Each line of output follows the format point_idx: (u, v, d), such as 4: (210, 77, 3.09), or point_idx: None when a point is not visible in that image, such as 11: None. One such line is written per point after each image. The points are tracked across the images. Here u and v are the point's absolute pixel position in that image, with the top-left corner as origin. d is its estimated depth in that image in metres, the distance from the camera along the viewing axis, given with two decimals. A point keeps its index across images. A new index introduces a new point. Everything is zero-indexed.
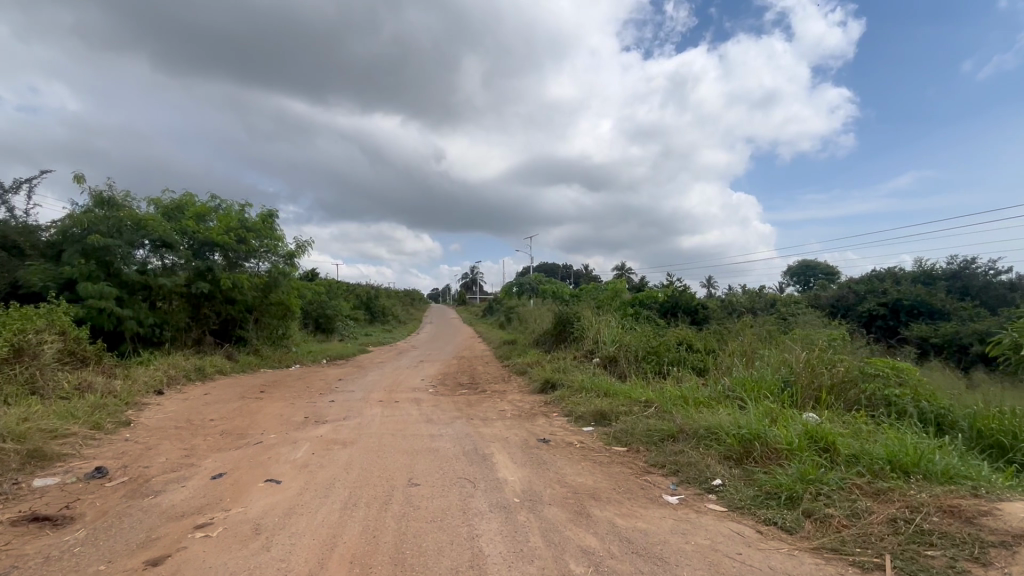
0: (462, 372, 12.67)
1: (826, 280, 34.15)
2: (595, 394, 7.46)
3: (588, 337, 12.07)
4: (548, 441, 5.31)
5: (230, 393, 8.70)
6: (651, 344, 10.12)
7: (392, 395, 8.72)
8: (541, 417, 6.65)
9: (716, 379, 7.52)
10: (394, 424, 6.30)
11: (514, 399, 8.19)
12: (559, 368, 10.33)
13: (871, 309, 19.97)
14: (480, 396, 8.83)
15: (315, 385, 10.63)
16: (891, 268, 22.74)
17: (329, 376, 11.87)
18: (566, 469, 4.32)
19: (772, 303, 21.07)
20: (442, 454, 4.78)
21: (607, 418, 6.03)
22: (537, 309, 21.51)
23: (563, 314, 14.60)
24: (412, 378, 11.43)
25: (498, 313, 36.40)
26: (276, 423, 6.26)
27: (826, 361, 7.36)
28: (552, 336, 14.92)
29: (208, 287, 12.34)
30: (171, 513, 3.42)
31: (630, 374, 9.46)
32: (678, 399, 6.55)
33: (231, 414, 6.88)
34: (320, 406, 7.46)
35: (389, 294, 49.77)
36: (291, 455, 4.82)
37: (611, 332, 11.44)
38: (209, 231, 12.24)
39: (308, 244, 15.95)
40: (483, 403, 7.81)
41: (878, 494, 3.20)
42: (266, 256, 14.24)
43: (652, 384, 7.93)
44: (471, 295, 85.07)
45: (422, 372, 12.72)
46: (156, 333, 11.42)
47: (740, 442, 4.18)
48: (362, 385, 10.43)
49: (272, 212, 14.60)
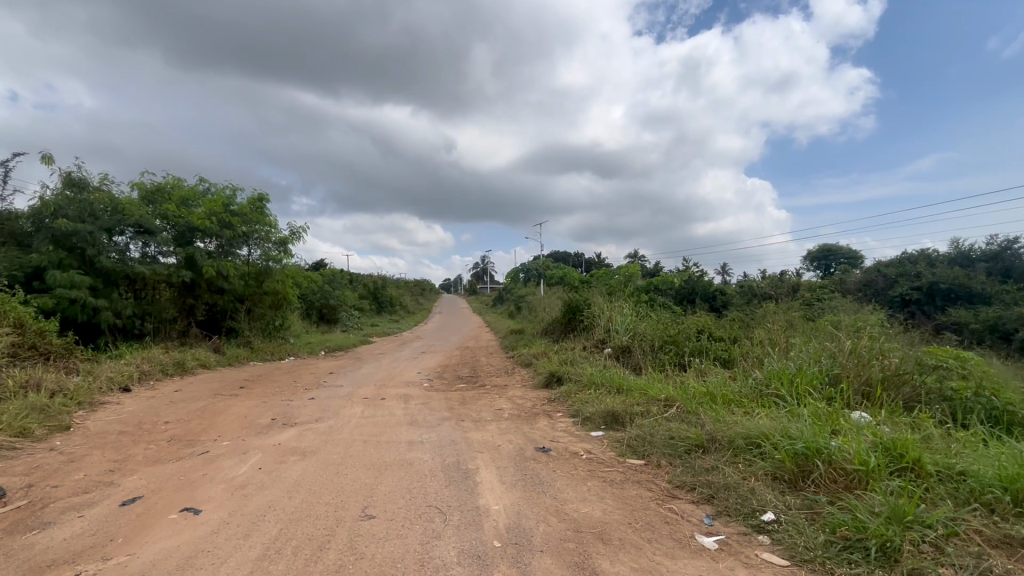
0: (464, 364, 11.80)
1: (849, 264, 32.63)
2: (606, 391, 6.52)
3: (599, 325, 11.11)
4: (548, 450, 4.38)
5: (204, 390, 7.93)
6: (669, 333, 9.13)
7: (380, 391, 7.86)
8: (543, 418, 5.73)
9: (745, 373, 6.51)
10: (371, 427, 5.42)
11: (515, 395, 7.27)
12: (567, 360, 9.40)
13: (904, 293, 18.68)
14: (478, 391, 7.94)
15: (302, 380, 9.82)
16: (924, 250, 21.34)
17: (321, 370, 11.09)
18: (568, 493, 3.38)
19: (796, 288, 19.82)
20: (415, 470, 3.87)
21: (620, 421, 5.08)
22: (546, 296, 20.55)
23: (573, 301, 13.65)
24: (408, 371, 10.61)
25: (507, 301, 35.49)
26: (236, 427, 5.42)
27: (876, 350, 6.32)
28: (561, 325, 13.99)
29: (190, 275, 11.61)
30: (36, 564, 2.57)
31: (645, 367, 8.50)
32: (704, 397, 5.57)
33: (192, 415, 6.08)
34: (295, 405, 6.62)
35: (397, 284, 49.19)
36: (232, 470, 3.95)
37: (624, 321, 10.45)
38: (191, 217, 11.45)
39: (303, 229, 15.14)
40: (480, 400, 6.91)
41: (1011, 545, 2.27)
42: (256, 244, 13.53)
43: (671, 378, 6.95)
44: (482, 285, 84.28)
45: (421, 364, 11.88)
46: (136, 325, 10.76)
47: (793, 459, 3.23)
48: (352, 379, 9.61)
49: (262, 196, 13.76)
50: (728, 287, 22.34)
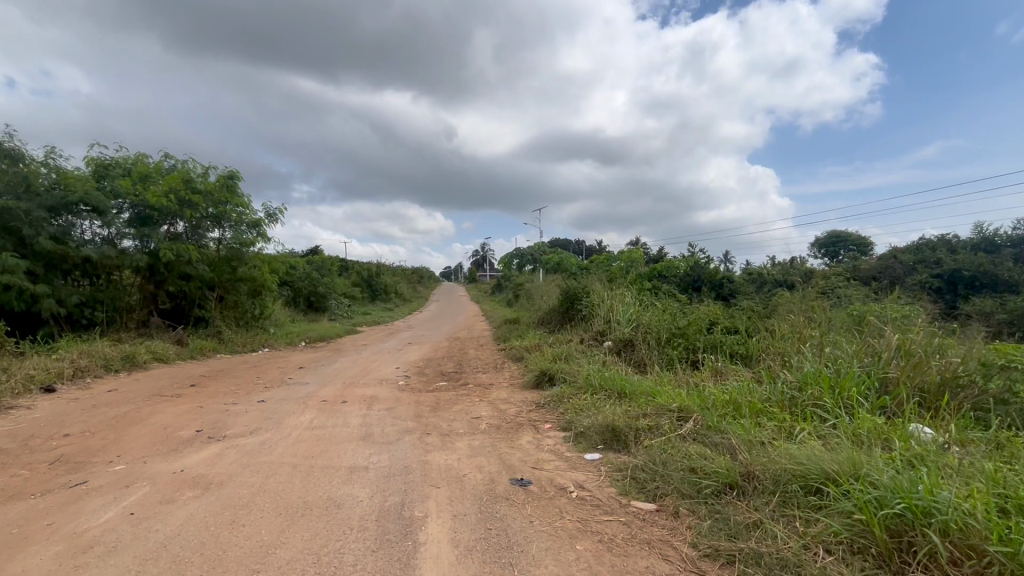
0: (450, 358, 10.76)
1: (860, 251, 31.42)
2: (606, 396, 5.44)
3: (599, 315, 10.03)
4: (528, 485, 3.32)
5: (142, 391, 6.87)
6: (677, 325, 8.03)
7: (345, 393, 6.80)
8: (527, 431, 4.65)
9: (773, 374, 5.43)
10: (314, 443, 4.36)
11: (499, 398, 6.21)
12: (562, 355, 8.33)
13: (925, 280, 17.24)
14: (458, 392, 6.88)
15: (265, 376, 8.78)
16: (944, 236, 20.15)
17: (291, 364, 10.04)
18: (546, 566, 2.31)
19: (808, 275, 18.62)
20: (340, 519, 2.81)
21: (622, 439, 4.02)
22: (544, 284, 19.46)
23: (571, 288, 12.56)
24: (386, 366, 9.57)
25: (506, 288, 34.39)
26: (145, 443, 4.37)
27: (932, 347, 5.21)
28: (558, 314, 12.92)
29: (145, 259, 10.45)
30: None
31: (651, 364, 7.43)
32: (728, 407, 4.50)
33: (105, 423, 5.04)
34: (235, 411, 5.55)
35: (394, 271, 48.19)
36: (94, 516, 2.90)
37: (627, 311, 9.35)
38: (145, 194, 10.19)
39: (280, 211, 13.97)
40: (457, 405, 5.83)
41: None
42: (223, 225, 12.33)
43: (682, 379, 5.88)
44: (482, 273, 83.21)
45: (404, 357, 10.83)
46: (85, 314, 9.75)
47: (883, 525, 2.17)
48: (321, 376, 8.55)
49: (232, 172, 12.41)
50: (735, 274, 21.19)
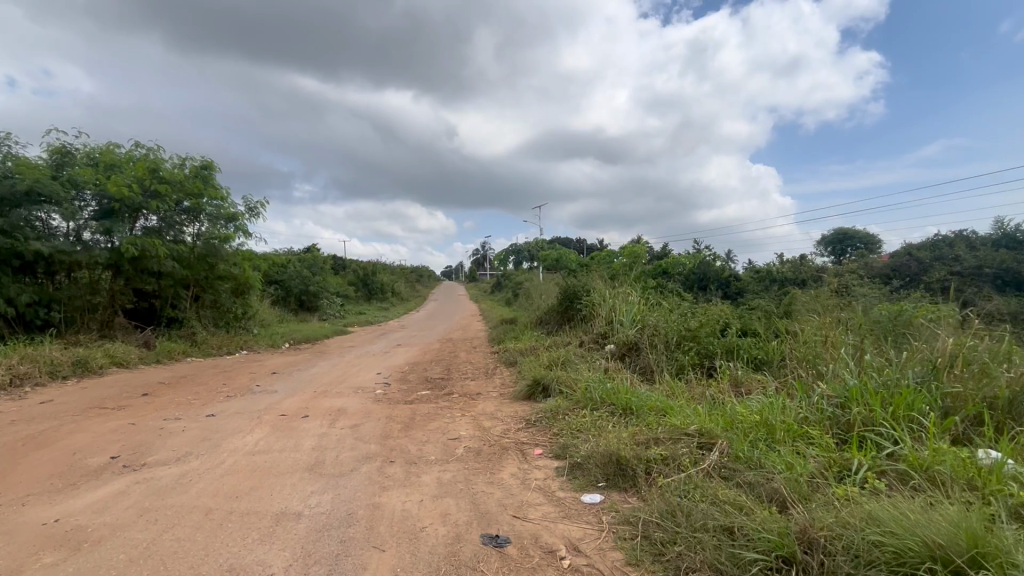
0: (439, 361, 9.94)
1: (869, 250, 30.41)
2: (608, 413, 4.60)
3: (600, 315, 9.21)
4: (505, 546, 2.48)
5: (82, 403, 6.08)
6: (687, 326, 7.18)
7: (310, 405, 5.97)
8: (512, 460, 3.81)
9: (805, 386, 4.59)
10: (246, 475, 3.52)
11: (485, 412, 5.37)
12: (559, 360, 7.49)
13: (942, 279, 16.07)
14: (440, 403, 6.05)
15: (232, 384, 7.96)
16: (961, 232, 19.21)
17: (265, 369, 9.24)
18: None
19: (820, 273, 17.70)
20: None
21: (629, 476, 3.20)
22: (542, 283, 18.62)
23: (570, 286, 11.73)
24: (367, 371, 8.76)
25: (506, 287, 33.58)
26: (39, 476, 3.55)
27: (997, 355, 4.36)
28: (556, 315, 12.10)
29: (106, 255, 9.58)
30: None
31: (658, 371, 6.61)
32: (759, 430, 3.68)
33: (10, 446, 4.23)
34: (172, 427, 4.73)
35: (392, 270, 47.47)
36: None
37: (631, 312, 8.51)
38: (108, 184, 9.31)
39: (262, 205, 13.14)
40: (434, 421, 4.99)
41: None
42: (196, 219, 11.47)
43: (698, 392, 5.05)
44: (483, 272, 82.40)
45: (389, 361, 10.01)
46: (39, 314, 8.95)
47: None
48: (293, 384, 7.73)
49: (207, 162, 11.59)
50: (741, 272, 20.31)
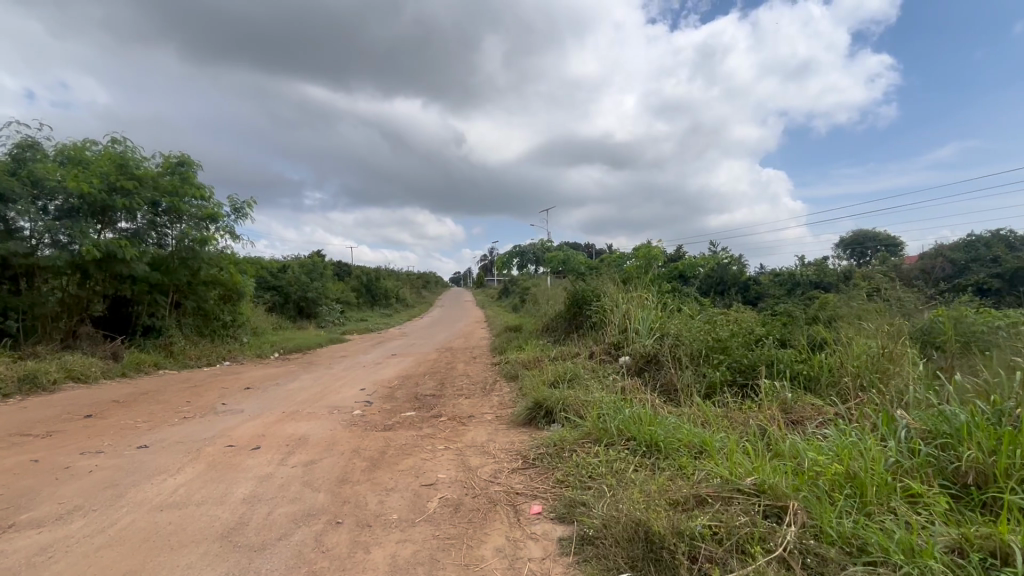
0: (434, 374, 8.98)
1: (891, 252, 29.03)
2: (630, 451, 3.58)
3: (612, 323, 8.19)
4: None
5: (5, 429, 5.19)
6: (716, 336, 6.14)
7: (269, 431, 5.01)
8: (499, 524, 2.80)
9: (886, 417, 3.54)
10: (129, 548, 2.56)
11: (474, 444, 4.38)
12: (565, 375, 6.49)
13: (981, 280, 14.76)
14: (423, 430, 5.06)
15: (197, 402, 7.06)
16: (997, 232, 17.88)
17: (240, 382, 8.33)
18: None
19: (846, 275, 16.54)
20: None
21: (664, 563, 2.20)
22: (549, 288, 17.64)
23: (579, 291, 10.75)
24: (352, 386, 7.82)
25: (513, 292, 32.66)
26: None
27: None
28: (564, 322, 11.13)
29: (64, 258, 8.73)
30: None
31: (685, 391, 5.58)
32: (845, 485, 2.64)
33: None
34: (81, 466, 3.79)
35: (398, 276, 46.76)
36: None
37: (649, 320, 7.48)
38: (67, 181, 8.45)
39: (249, 205, 12.26)
40: (410, 458, 4.00)
41: None
42: (171, 220, 10.64)
43: (742, 425, 4.02)
44: (491, 278, 81.56)
45: (378, 374, 9.06)
46: None
47: None
48: (263, 402, 6.80)
49: (183, 159, 10.85)
50: (760, 276, 19.13)
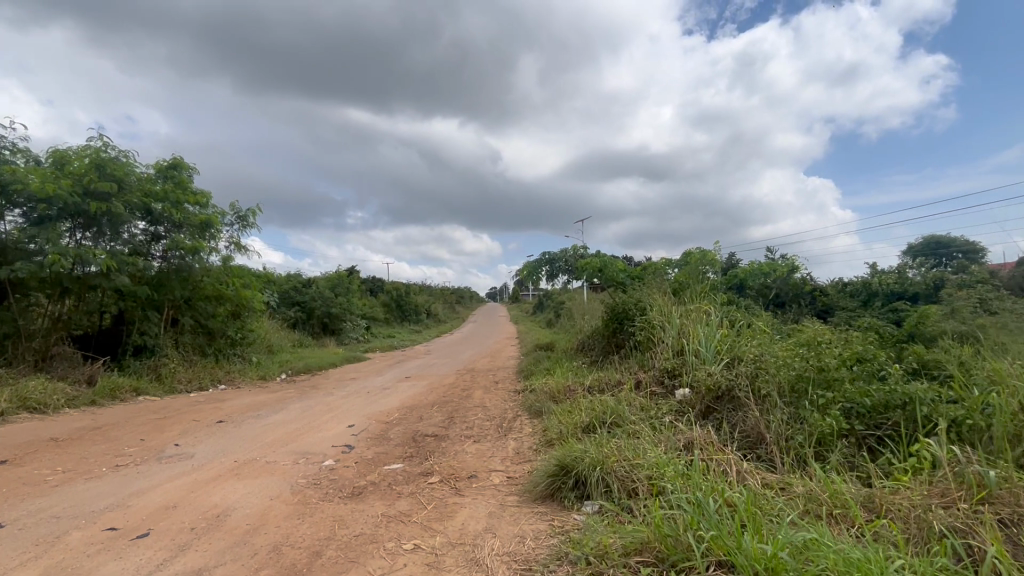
0: (446, 404, 7.46)
1: (970, 258, 25.73)
2: None
3: (665, 346, 6.50)
4: None
5: None
6: (819, 365, 4.31)
7: (187, 499, 3.58)
8: None
9: None
10: None
11: (460, 542, 2.79)
12: (605, 417, 4.82)
13: None
14: (399, 502, 3.52)
15: (152, 440, 5.79)
16: None
17: (217, 414, 7.05)
18: None
19: (936, 283, 14.03)
20: None
21: None
22: (586, 302, 15.96)
23: (619, 304, 9.15)
24: (342, 420, 6.42)
25: (548, 306, 30.93)
26: None
27: None
28: (602, 340, 9.49)
29: (29, 268, 7.77)
30: None
31: (785, 453, 3.80)
32: None
33: None
34: None
35: (432, 291, 45.84)
36: None
37: (714, 343, 5.71)
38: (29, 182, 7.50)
39: (252, 213, 11.15)
40: (351, 574, 2.44)
41: None
42: (160, 225, 9.73)
43: (928, 546, 2.27)
44: (527, 292, 80.04)
45: (380, 403, 7.63)
46: None
47: None
48: (225, 444, 5.45)
49: (175, 161, 10.19)
50: (828, 286, 16.76)
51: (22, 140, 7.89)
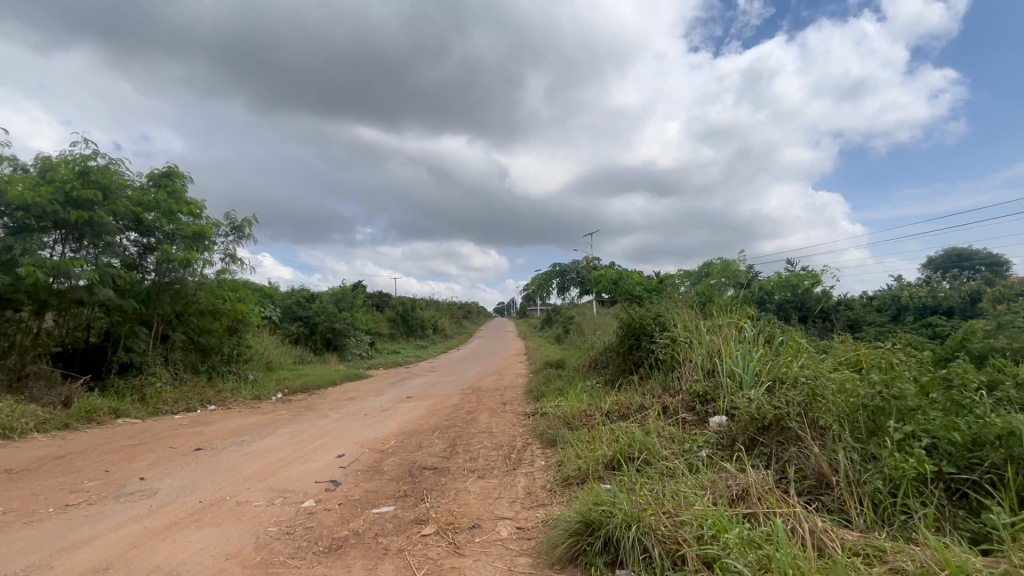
0: (448, 429, 6.76)
1: (995, 272, 24.74)
2: None
3: (693, 367, 5.80)
4: None
5: None
6: (892, 393, 3.56)
7: (126, 558, 2.93)
8: None
9: None
10: None
11: None
12: (631, 453, 4.12)
13: None
14: (383, 565, 2.84)
15: (116, 472, 5.14)
16: None
17: (197, 440, 6.40)
18: None
19: (972, 296, 13.12)
20: None
21: None
22: (597, 317, 15.27)
23: (636, 319, 8.48)
24: (333, 449, 5.75)
25: (557, 321, 30.17)
26: None
27: None
28: (617, 357, 8.80)
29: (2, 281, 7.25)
30: None
31: (864, 504, 3.08)
32: None
33: None
34: None
35: (439, 306, 45.26)
36: None
37: (752, 364, 4.97)
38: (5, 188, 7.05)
39: (248, 223, 10.66)
40: None
41: None
42: (149, 236, 9.26)
43: None
44: (535, 307, 79.33)
45: (377, 428, 6.96)
46: None
47: None
48: (196, 478, 4.79)
49: (169, 169, 9.75)
50: (853, 300, 15.85)
51: (3, 146, 7.47)
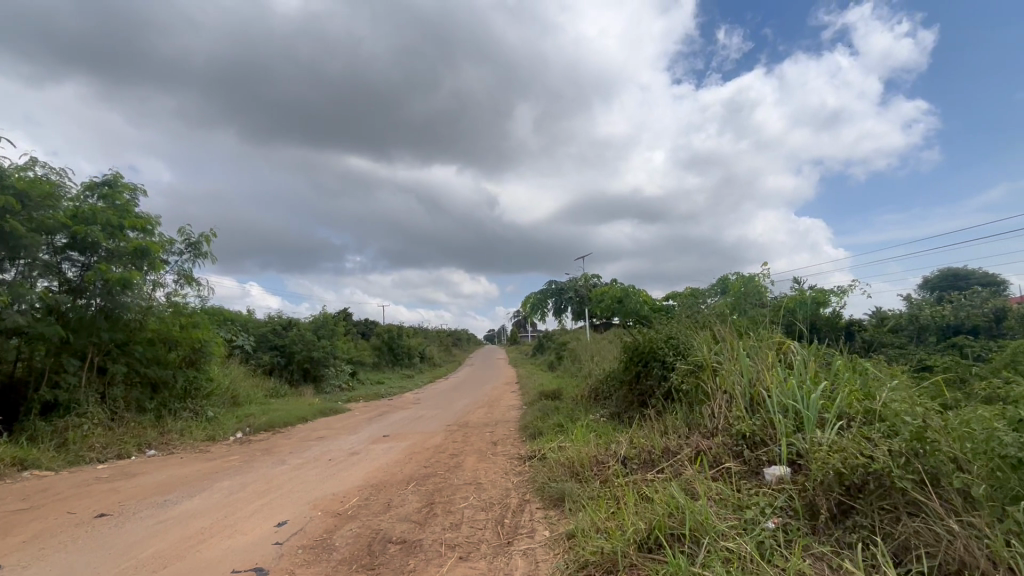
0: (427, 480, 5.49)
1: (995, 291, 24.01)
2: None
3: (729, 401, 4.64)
4: None
5: None
6: None
7: None
8: None
9: None
10: None
11: None
12: (675, 528, 2.93)
13: None
14: None
15: None
16: None
17: (108, 501, 5.07)
18: None
19: (996, 314, 12.14)
20: None
21: None
22: (595, 341, 14.14)
23: (644, 343, 7.33)
24: (276, 514, 4.47)
25: (549, 348, 28.84)
26: None
27: None
28: (623, 387, 7.60)
29: None
30: None
31: None
32: None
33: None
34: None
35: (428, 334, 43.79)
36: None
37: (814, 398, 3.82)
38: None
39: (205, 239, 9.48)
40: None
41: None
42: (86, 254, 8.04)
43: None
44: (526, 335, 77.84)
45: (339, 479, 5.67)
46: None
47: None
48: (73, 566, 3.49)
49: (114, 180, 8.63)
50: (864, 320, 14.85)
51: None
